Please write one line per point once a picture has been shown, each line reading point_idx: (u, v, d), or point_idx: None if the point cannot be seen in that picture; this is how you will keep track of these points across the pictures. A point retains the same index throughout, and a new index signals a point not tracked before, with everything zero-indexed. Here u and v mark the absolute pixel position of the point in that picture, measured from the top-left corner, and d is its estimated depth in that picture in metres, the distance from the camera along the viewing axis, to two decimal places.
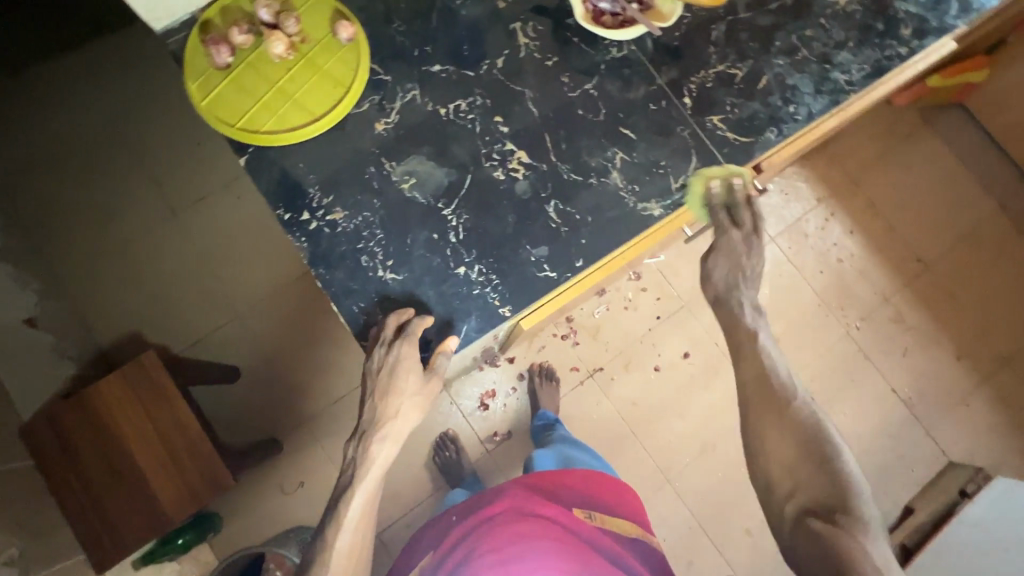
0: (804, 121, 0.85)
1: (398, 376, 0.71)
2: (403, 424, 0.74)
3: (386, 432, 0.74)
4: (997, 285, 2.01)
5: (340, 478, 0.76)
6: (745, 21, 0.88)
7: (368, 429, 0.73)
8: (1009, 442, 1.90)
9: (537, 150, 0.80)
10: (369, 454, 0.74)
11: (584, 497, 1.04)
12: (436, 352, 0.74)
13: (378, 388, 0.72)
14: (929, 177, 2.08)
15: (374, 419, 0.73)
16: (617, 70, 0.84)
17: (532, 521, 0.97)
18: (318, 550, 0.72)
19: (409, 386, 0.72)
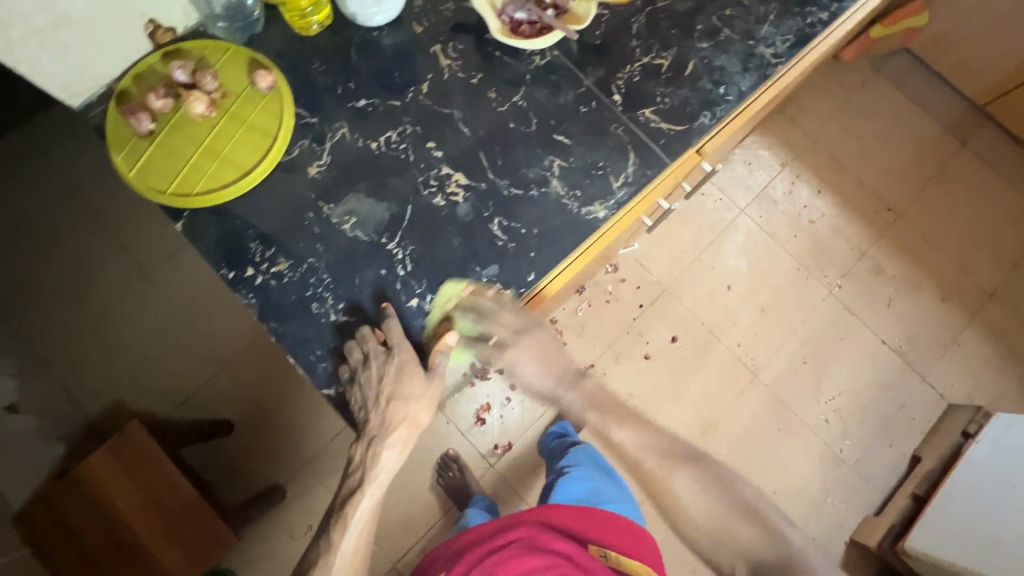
0: (736, 101, 0.85)
1: (405, 382, 0.71)
2: (407, 429, 0.73)
3: (394, 440, 0.73)
4: (970, 222, 2.02)
5: (348, 479, 0.77)
6: (665, 9, 0.88)
7: (372, 438, 0.73)
8: (1007, 377, 1.90)
9: (474, 171, 0.80)
10: (377, 462, 0.74)
11: (604, 533, 1.09)
12: (434, 352, 0.73)
13: (382, 395, 0.71)
14: (887, 126, 2.09)
15: (382, 427, 0.72)
16: (544, 77, 0.84)
17: (546, 551, 0.97)
18: (324, 553, 0.76)
19: (415, 391, 0.72)
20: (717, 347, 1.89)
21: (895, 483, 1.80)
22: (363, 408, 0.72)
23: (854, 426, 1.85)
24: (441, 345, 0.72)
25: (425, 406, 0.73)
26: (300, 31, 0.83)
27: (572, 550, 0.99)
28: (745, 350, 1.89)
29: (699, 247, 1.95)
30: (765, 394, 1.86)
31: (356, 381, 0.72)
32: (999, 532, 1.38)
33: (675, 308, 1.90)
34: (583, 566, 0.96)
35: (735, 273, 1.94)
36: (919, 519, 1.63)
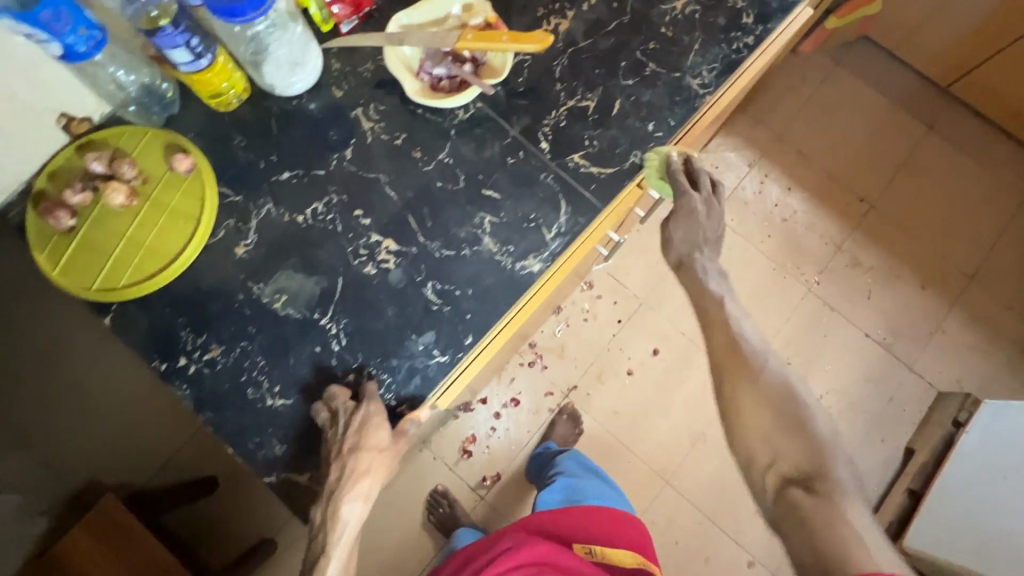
0: (666, 136, 0.84)
1: (368, 432, 0.70)
2: (372, 479, 0.71)
3: (357, 491, 0.70)
4: (944, 205, 2.00)
5: (309, 549, 0.71)
6: (586, 49, 0.86)
7: (335, 492, 0.69)
8: (994, 359, 1.88)
9: (403, 235, 0.79)
10: (340, 515, 0.70)
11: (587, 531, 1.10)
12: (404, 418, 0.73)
13: (345, 445, 0.69)
14: (853, 115, 2.07)
15: (340, 480, 0.69)
16: (469, 132, 0.83)
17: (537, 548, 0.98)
18: None
19: (380, 442, 0.70)
20: (700, 356, 1.87)
21: (891, 477, 1.78)
22: (327, 456, 0.71)
23: (845, 424, 1.83)
24: (413, 414, 0.73)
25: (381, 469, 0.71)
26: (220, 107, 0.82)
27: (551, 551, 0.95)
28: None
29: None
30: None
31: (328, 434, 0.71)
32: (996, 526, 1.35)
33: (654, 319, 1.88)
34: (568, 568, 0.93)
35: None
36: (917, 515, 1.61)
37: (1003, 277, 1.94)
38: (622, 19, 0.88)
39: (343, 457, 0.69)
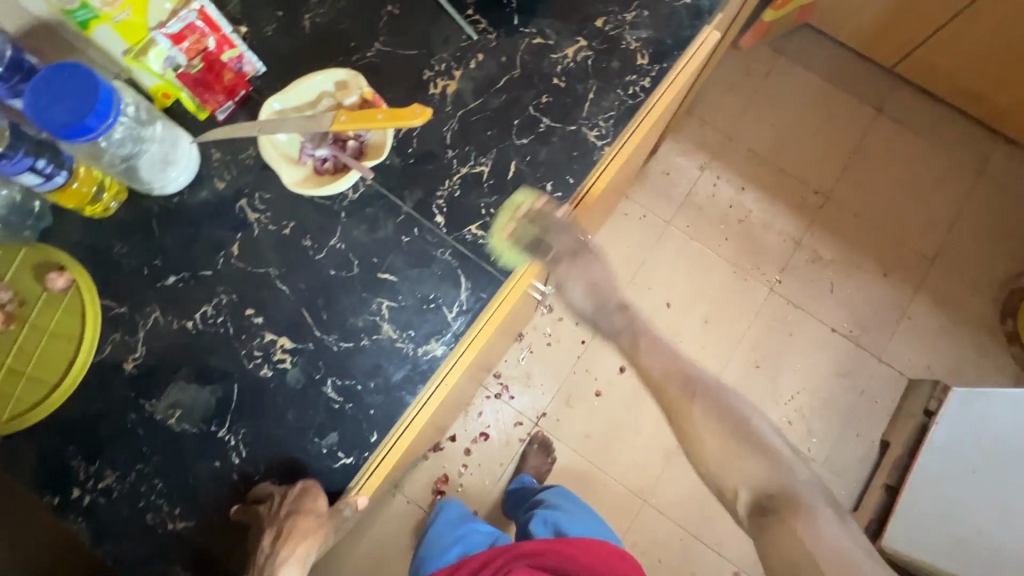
0: (566, 196, 0.80)
1: (306, 499, 0.68)
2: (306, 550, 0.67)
3: (295, 554, 0.67)
4: (899, 189, 1.98)
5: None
6: (477, 109, 0.83)
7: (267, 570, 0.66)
8: (962, 343, 1.86)
9: (298, 331, 0.75)
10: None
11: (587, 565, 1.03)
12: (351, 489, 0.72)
13: (278, 521, 0.66)
14: (800, 106, 2.04)
15: (276, 542, 0.66)
16: (360, 212, 0.79)
17: None
18: None
19: (321, 507, 0.68)
20: None
21: (868, 472, 1.76)
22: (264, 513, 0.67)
23: (818, 423, 1.80)
24: (346, 497, 0.71)
25: (317, 541, 0.67)
26: (98, 214, 0.78)
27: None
28: None
29: (632, 268, 1.90)
30: None
31: (264, 509, 0.68)
32: (971, 523, 1.32)
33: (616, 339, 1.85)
34: None
35: (671, 290, 1.89)
36: (893, 511, 1.59)
37: (963, 258, 1.92)
38: (512, 74, 0.84)
39: (277, 525, 0.65)
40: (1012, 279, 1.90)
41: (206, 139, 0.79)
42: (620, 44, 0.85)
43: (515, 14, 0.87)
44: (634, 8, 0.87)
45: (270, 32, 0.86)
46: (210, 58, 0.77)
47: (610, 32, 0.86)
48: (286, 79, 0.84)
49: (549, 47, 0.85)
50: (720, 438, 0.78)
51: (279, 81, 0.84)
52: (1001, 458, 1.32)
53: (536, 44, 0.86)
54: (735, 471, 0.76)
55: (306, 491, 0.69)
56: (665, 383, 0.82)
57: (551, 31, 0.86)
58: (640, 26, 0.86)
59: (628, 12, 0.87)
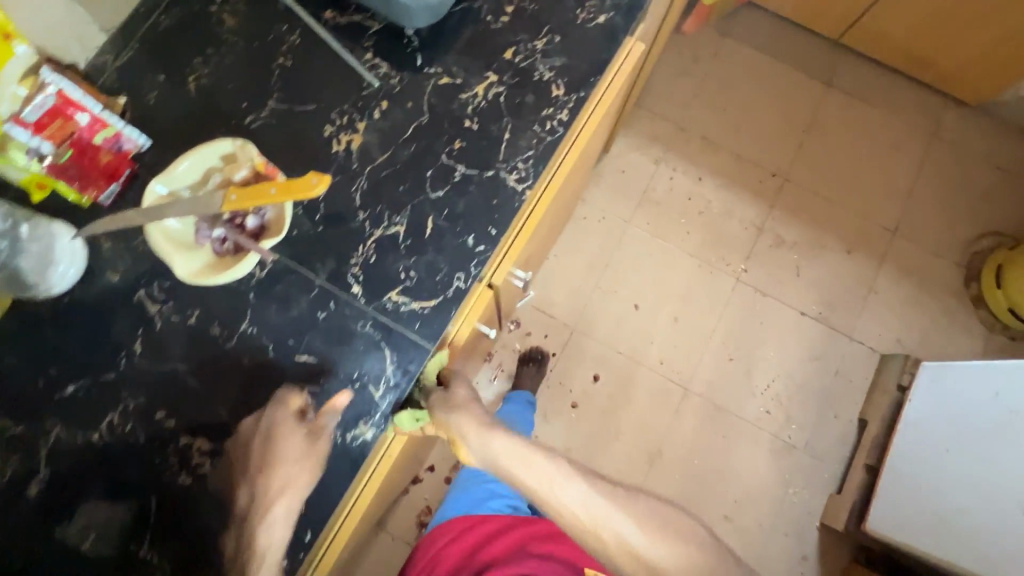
0: (490, 249, 0.75)
1: None
2: (287, 499, 0.64)
3: None
4: (855, 162, 1.96)
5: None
6: (385, 164, 0.77)
7: (252, 516, 0.64)
8: (929, 312, 1.85)
9: (215, 430, 0.70)
10: (259, 536, 0.64)
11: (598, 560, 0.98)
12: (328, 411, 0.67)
13: (257, 459, 0.66)
14: (750, 86, 1.99)
15: None
16: (270, 291, 0.73)
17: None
18: None
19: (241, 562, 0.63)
20: (642, 372, 1.80)
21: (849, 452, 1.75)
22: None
23: (796, 408, 1.79)
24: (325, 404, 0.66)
25: None
26: None
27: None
28: (669, 365, 1.81)
29: (595, 273, 1.86)
30: (702, 405, 1.79)
31: (244, 446, 0.67)
32: (953, 506, 1.32)
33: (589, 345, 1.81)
34: None
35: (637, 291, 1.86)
36: (875, 494, 1.59)
37: (923, 226, 1.91)
38: (420, 120, 0.78)
39: None
40: (973, 243, 1.89)
41: (91, 233, 0.72)
42: (533, 76, 0.80)
43: (417, 53, 0.80)
44: (544, 34, 0.81)
45: (153, 99, 0.79)
46: (81, 144, 0.69)
47: (521, 63, 0.80)
48: (175, 150, 0.77)
49: (458, 87, 0.79)
50: (658, 542, 0.69)
51: (168, 154, 0.77)
52: (974, 435, 1.31)
53: (443, 85, 0.79)
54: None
55: (284, 414, 0.66)
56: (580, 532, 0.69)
57: (457, 68, 0.80)
58: (551, 53, 0.81)
59: (539, 39, 0.81)
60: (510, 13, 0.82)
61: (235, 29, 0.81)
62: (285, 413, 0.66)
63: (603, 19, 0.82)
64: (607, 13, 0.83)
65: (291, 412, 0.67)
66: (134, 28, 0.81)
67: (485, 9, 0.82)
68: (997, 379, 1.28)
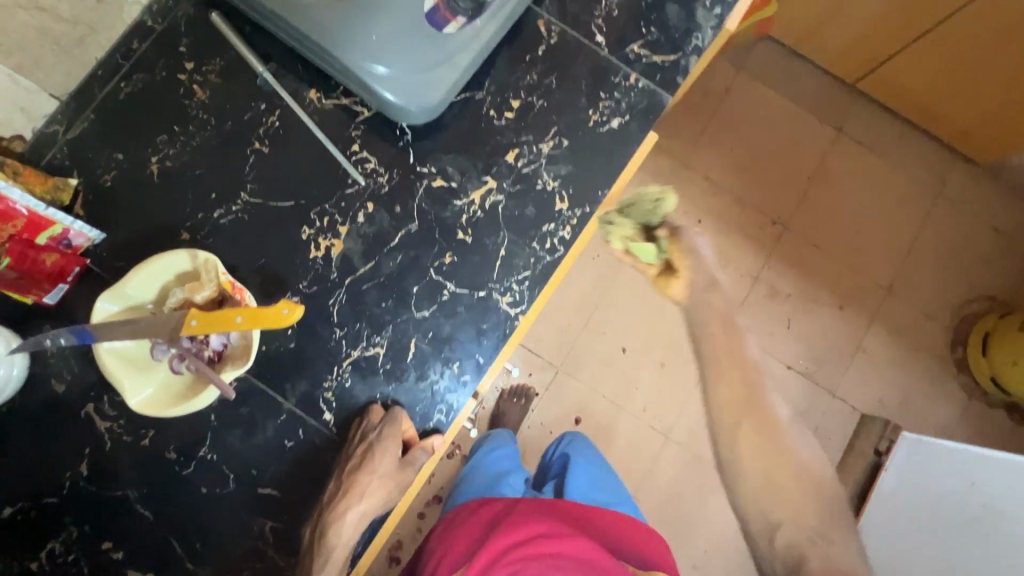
0: (475, 379, 0.70)
1: None
2: (367, 504, 0.67)
3: None
4: (862, 212, 1.83)
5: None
6: (368, 275, 0.70)
7: (327, 512, 0.65)
8: (916, 376, 1.77)
9: (166, 565, 0.65)
10: (328, 539, 0.65)
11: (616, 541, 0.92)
12: (413, 445, 0.70)
13: (352, 463, 0.66)
14: (763, 125, 1.84)
15: None
16: (233, 415, 0.67)
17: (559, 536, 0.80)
18: None
19: None
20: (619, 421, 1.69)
21: None
22: None
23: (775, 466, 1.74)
24: (424, 442, 0.69)
25: None
26: None
27: (592, 551, 0.79)
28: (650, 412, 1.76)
29: None
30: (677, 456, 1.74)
31: (346, 449, 0.67)
32: None
33: (585, 376, 1.57)
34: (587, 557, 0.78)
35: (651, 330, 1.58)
36: None
37: (918, 284, 1.80)
38: (409, 228, 0.71)
39: None
40: (963, 305, 1.78)
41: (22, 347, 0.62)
42: (535, 184, 0.73)
43: (410, 147, 0.72)
44: (552, 136, 0.74)
45: (109, 181, 0.70)
46: (18, 249, 0.60)
47: (524, 168, 0.73)
48: (132, 243, 0.69)
49: (452, 191, 0.72)
50: (786, 480, 0.78)
51: (126, 247, 0.69)
52: (935, 519, 1.29)
53: (436, 188, 0.72)
54: (787, 510, 0.76)
55: (392, 432, 0.66)
56: (728, 411, 0.84)
57: (453, 169, 0.72)
58: (558, 159, 0.74)
59: (546, 141, 0.74)
60: (515, 109, 0.74)
61: (205, 103, 0.72)
62: (397, 432, 0.66)
63: (617, 123, 0.75)
64: (621, 116, 0.75)
65: (400, 432, 0.67)
66: (90, 94, 0.71)
67: (487, 103, 0.74)
68: (976, 466, 1.23)
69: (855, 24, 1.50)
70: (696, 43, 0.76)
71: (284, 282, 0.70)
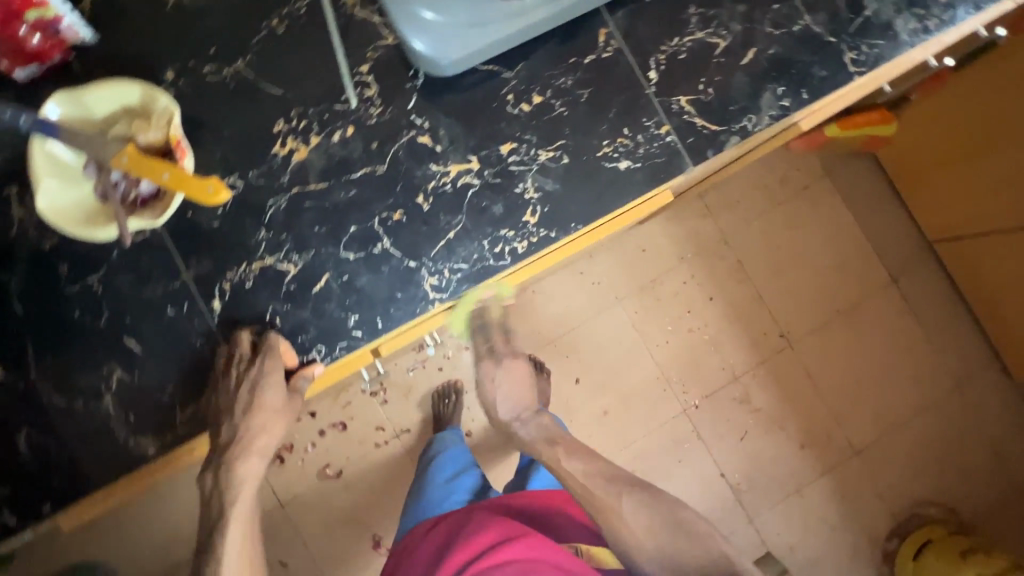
0: (365, 339, 0.68)
1: None
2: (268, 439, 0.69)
3: None
4: (878, 370, 1.53)
5: (206, 512, 0.70)
6: (316, 194, 0.68)
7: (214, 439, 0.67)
8: (859, 567, 1.48)
9: (12, 362, 0.66)
10: (236, 470, 0.68)
11: (574, 532, 0.87)
12: (295, 372, 0.68)
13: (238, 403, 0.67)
14: (826, 229, 1.54)
15: None
16: (133, 261, 0.67)
17: (514, 538, 0.78)
18: None
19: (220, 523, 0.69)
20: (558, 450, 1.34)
21: None
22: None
23: None
24: (305, 370, 0.68)
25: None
26: None
27: (547, 549, 0.77)
28: None
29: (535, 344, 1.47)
30: None
31: (216, 371, 0.67)
32: None
33: None
34: (546, 557, 0.76)
35: (608, 377, 1.48)
36: None
37: (890, 465, 1.51)
38: (376, 168, 0.69)
39: None
40: (921, 504, 1.50)
41: None
42: (514, 186, 0.69)
43: (415, 93, 0.69)
44: (555, 147, 0.70)
45: None
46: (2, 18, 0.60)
47: (512, 166, 0.69)
48: (118, 59, 0.68)
49: (433, 154, 0.69)
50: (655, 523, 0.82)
51: (110, 60, 0.68)
52: None
53: (420, 144, 0.69)
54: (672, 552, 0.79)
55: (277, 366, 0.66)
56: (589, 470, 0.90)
57: (444, 133, 0.69)
58: (551, 173, 0.70)
59: (547, 149, 0.70)
60: (533, 105, 0.70)
61: None
62: (281, 361, 0.66)
63: (624, 166, 0.70)
64: (632, 160, 0.70)
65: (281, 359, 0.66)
66: None
67: (510, 86, 0.70)
68: None
69: (961, 185, 1.32)
70: (745, 124, 0.71)
71: (236, 162, 0.68)
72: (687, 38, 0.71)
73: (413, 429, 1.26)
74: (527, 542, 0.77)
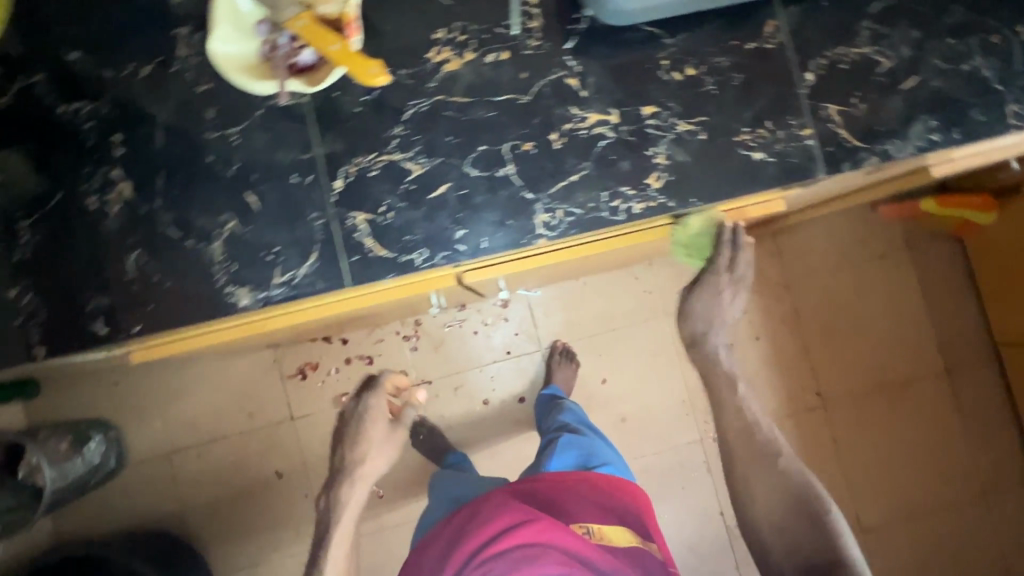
0: (465, 254, 0.69)
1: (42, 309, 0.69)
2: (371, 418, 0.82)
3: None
4: (910, 457, 1.36)
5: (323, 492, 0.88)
6: (457, 107, 0.70)
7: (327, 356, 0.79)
8: None
9: (143, 187, 0.70)
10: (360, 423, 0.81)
11: (587, 514, 0.79)
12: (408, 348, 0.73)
13: None
14: (890, 297, 1.39)
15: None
16: (274, 124, 0.70)
17: (520, 524, 0.71)
18: None
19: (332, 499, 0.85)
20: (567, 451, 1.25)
21: None
22: (94, 292, 0.69)
23: None
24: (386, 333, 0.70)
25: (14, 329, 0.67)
26: None
27: (558, 535, 0.71)
28: None
29: None
30: None
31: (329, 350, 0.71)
32: None
33: None
34: (560, 544, 0.70)
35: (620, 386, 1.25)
36: None
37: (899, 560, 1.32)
38: (520, 97, 0.70)
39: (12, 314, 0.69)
40: None
41: None
42: (645, 148, 0.70)
43: (575, 36, 0.71)
44: (695, 122, 0.70)
45: None
46: None
47: (648, 128, 0.70)
48: None
49: (577, 97, 0.70)
50: None
51: None
52: None
53: (566, 84, 0.70)
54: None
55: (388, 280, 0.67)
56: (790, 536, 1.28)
57: (592, 81, 0.71)
58: (684, 145, 0.70)
59: (686, 122, 0.70)
60: (685, 76, 0.71)
61: None
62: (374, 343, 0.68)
63: (758, 157, 0.70)
64: (767, 154, 0.70)
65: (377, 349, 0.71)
66: None
67: (667, 53, 0.71)
68: None
69: None
70: (888, 147, 0.70)
71: (391, 58, 0.70)
72: (853, 49, 0.71)
73: (433, 381, 1.21)
74: (536, 530, 0.71)
